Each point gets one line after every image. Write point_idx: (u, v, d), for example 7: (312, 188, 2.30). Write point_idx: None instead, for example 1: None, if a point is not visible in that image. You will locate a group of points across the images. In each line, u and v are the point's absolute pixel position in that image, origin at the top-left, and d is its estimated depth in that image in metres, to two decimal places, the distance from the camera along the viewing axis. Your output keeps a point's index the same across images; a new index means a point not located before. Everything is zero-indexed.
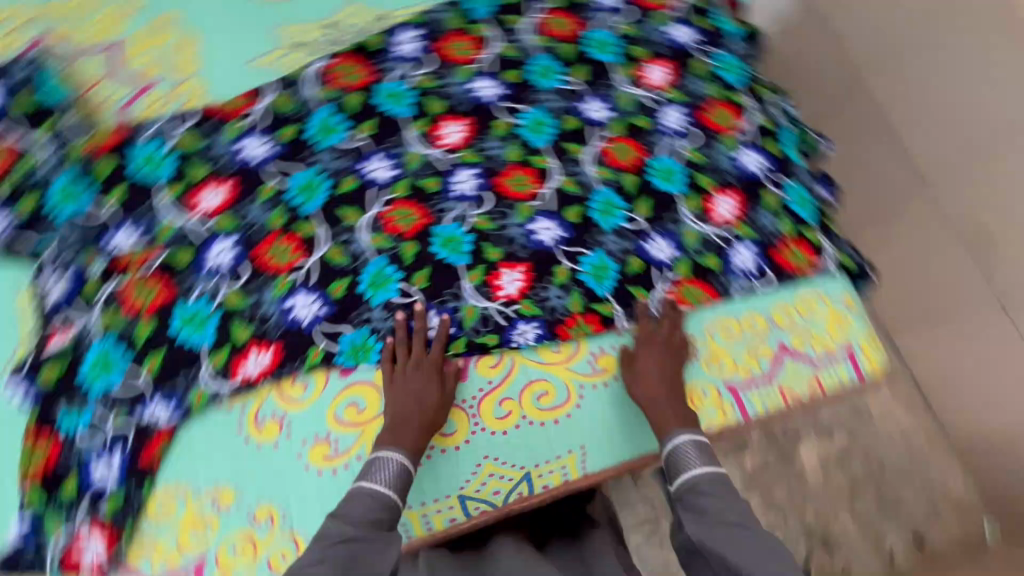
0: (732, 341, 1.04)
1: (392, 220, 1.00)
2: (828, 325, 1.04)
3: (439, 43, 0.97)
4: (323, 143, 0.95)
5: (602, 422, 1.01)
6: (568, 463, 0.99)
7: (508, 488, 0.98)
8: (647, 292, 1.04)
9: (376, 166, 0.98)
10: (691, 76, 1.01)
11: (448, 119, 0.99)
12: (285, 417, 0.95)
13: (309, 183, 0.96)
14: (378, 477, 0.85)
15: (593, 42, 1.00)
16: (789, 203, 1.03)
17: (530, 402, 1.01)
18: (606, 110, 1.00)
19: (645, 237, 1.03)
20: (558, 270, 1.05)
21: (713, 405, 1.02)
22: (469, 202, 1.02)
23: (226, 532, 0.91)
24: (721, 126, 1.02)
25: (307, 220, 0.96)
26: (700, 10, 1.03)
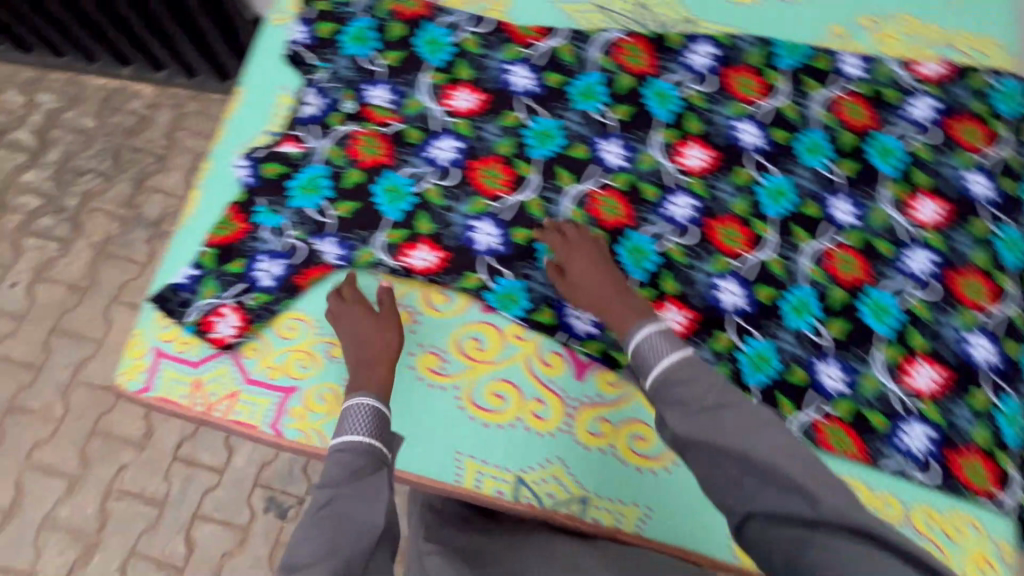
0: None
1: (599, 203, 0.99)
2: (970, 559, 0.89)
3: (727, 71, 1.05)
4: (578, 104, 1.03)
5: (688, 500, 0.91)
6: (627, 514, 0.90)
7: (563, 498, 0.90)
8: (794, 409, 0.93)
9: (611, 149, 1.02)
10: (961, 233, 1.00)
11: (698, 142, 1.02)
12: (416, 313, 0.96)
13: (547, 131, 1.02)
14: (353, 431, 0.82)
15: (877, 145, 1.03)
16: (996, 412, 0.92)
17: (624, 438, 0.93)
18: (852, 214, 1.00)
19: (823, 357, 0.94)
20: (719, 340, 0.95)
21: None
22: (673, 227, 0.99)
23: (323, 379, 0.94)
24: (968, 298, 0.97)
25: (527, 162, 1.01)
26: (1011, 172, 1.03)
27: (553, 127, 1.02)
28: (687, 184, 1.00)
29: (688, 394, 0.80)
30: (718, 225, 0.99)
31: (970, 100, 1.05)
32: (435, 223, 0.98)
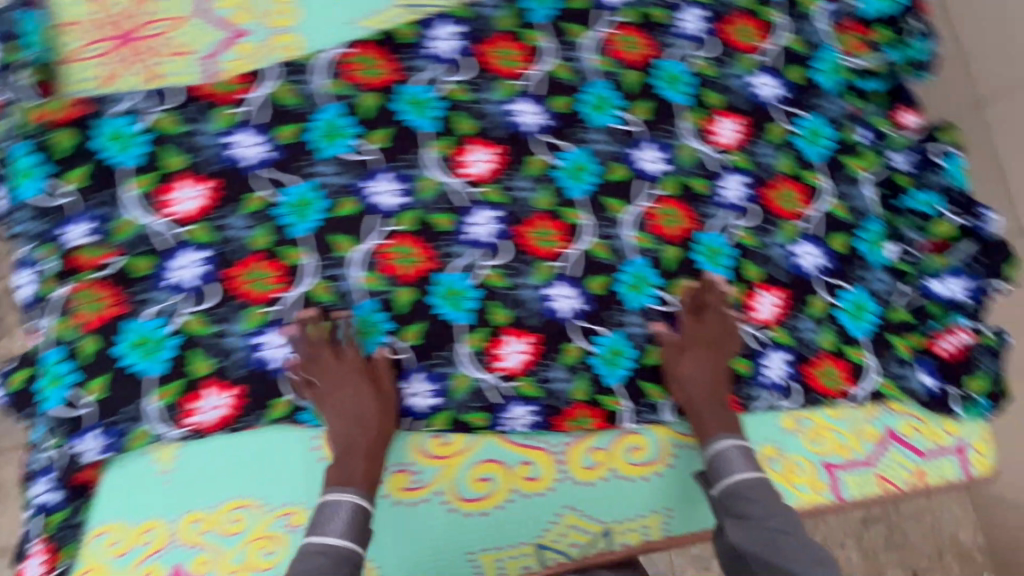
0: (791, 433, 0.92)
1: (391, 257, 0.84)
2: (858, 429, 0.93)
3: (483, 47, 0.90)
4: (326, 150, 0.85)
5: (671, 489, 0.88)
6: (650, 524, 0.87)
7: (586, 541, 0.85)
8: (775, 446, 0.92)
9: (382, 188, 0.85)
10: (763, 142, 0.96)
11: (478, 142, 0.88)
12: None
13: (303, 199, 0.84)
14: (332, 529, 0.70)
15: (663, 74, 0.95)
16: (840, 311, 0.94)
17: (621, 455, 0.87)
18: (774, 87, 0.97)
19: (765, 352, 0.92)
20: (497, 314, 0.86)
21: (807, 483, 0.91)
22: (482, 249, 0.87)
23: None
24: (785, 208, 0.96)
25: (294, 245, 0.83)
26: (792, 57, 0.98)
27: (314, 188, 0.84)
28: (484, 196, 0.88)
29: (747, 509, 0.75)
30: (656, 206, 0.92)
31: None
32: None
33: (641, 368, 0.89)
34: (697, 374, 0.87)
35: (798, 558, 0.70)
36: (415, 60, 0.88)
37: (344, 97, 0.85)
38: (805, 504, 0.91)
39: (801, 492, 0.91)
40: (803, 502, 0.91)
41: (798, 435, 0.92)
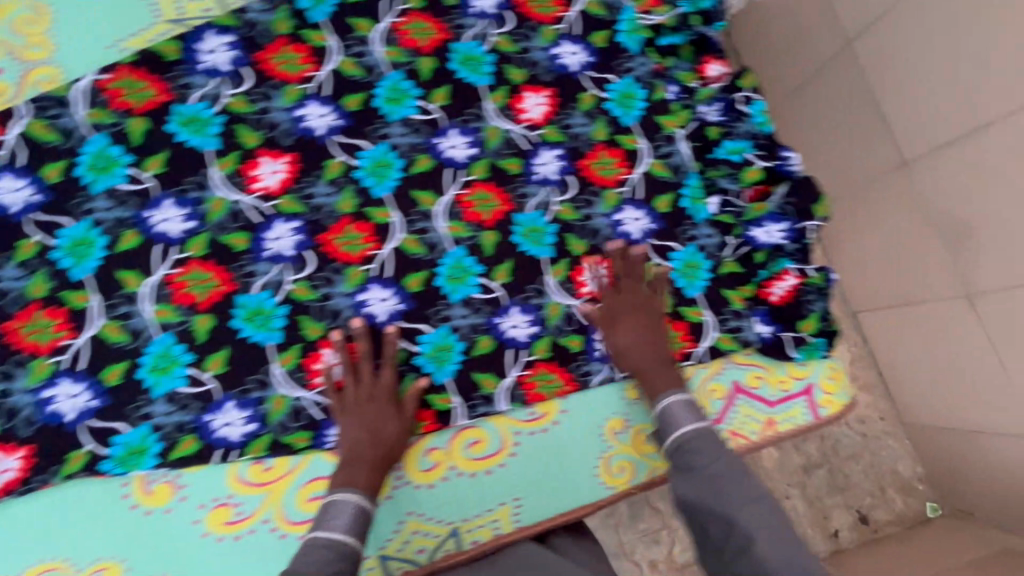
0: (638, 402, 0.90)
1: (183, 285, 0.80)
2: (702, 389, 0.91)
3: (260, 54, 0.86)
4: (99, 184, 0.80)
5: (532, 477, 0.86)
6: (500, 517, 0.84)
7: (434, 545, 0.83)
8: (622, 418, 0.89)
9: (166, 216, 0.81)
10: (573, 112, 0.94)
11: (268, 154, 0.85)
12: (179, 478, 0.78)
13: (82, 239, 0.80)
14: (337, 526, 0.71)
15: (459, 56, 0.92)
16: (672, 272, 0.93)
17: (460, 451, 0.85)
18: (578, 54, 0.96)
19: (599, 324, 0.90)
20: (309, 328, 0.83)
21: (658, 451, 0.89)
22: (285, 264, 0.83)
23: None
24: (605, 176, 0.94)
25: (79, 288, 0.79)
26: (594, 22, 0.97)
27: (92, 226, 0.80)
28: (280, 208, 0.84)
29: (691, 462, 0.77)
30: (467, 193, 0.90)
31: None
32: None
33: (473, 360, 0.87)
34: (644, 345, 0.87)
35: (735, 500, 0.72)
36: (184, 77, 0.84)
37: (110, 126, 0.81)
38: (659, 471, 0.89)
39: (655, 460, 0.89)
40: (657, 470, 0.89)
41: (645, 403, 0.90)
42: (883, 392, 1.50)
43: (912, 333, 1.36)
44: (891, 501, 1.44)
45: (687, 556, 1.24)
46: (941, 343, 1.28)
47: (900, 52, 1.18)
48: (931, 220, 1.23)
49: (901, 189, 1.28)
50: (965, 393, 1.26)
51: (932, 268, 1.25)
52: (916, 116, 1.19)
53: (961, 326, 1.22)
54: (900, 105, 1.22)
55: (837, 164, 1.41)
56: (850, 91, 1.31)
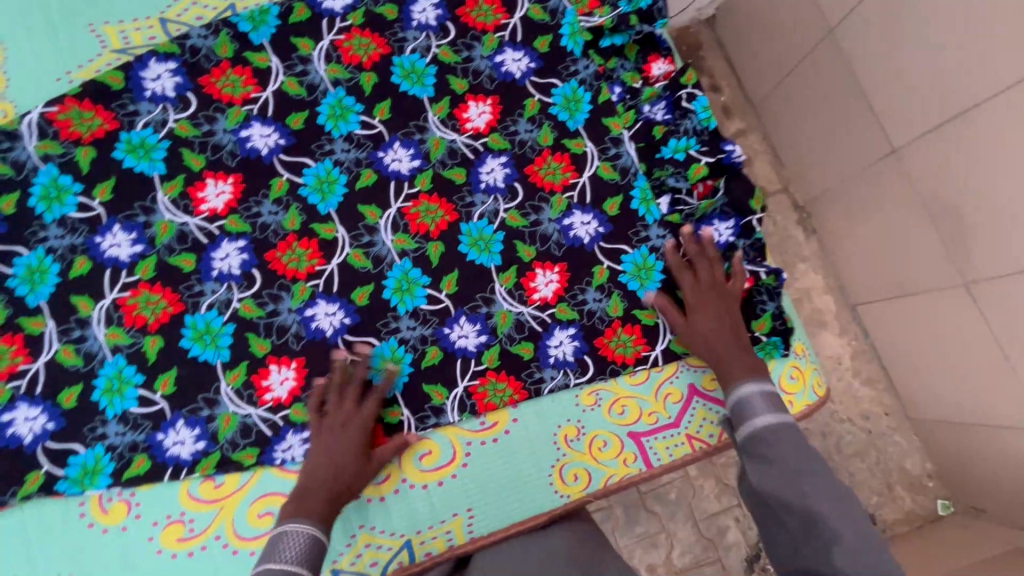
0: (591, 408, 0.89)
1: (134, 308, 0.82)
2: (657, 392, 0.91)
3: (204, 79, 0.89)
4: (51, 212, 0.83)
5: (487, 485, 0.85)
6: (453, 527, 0.83)
7: (387, 557, 0.82)
8: (576, 424, 0.88)
9: (115, 241, 0.83)
10: (518, 118, 0.94)
11: (213, 176, 0.87)
12: (134, 496, 0.79)
13: (37, 267, 0.82)
14: (287, 557, 0.70)
15: (401, 69, 0.93)
16: (623, 275, 0.93)
17: (410, 463, 0.85)
18: (520, 60, 0.95)
19: (550, 330, 0.90)
20: (256, 345, 0.84)
21: (614, 457, 0.88)
22: (232, 282, 0.85)
23: None
24: (553, 181, 0.93)
25: (35, 313, 0.81)
26: (538, 27, 0.97)
27: (44, 254, 0.82)
28: (225, 228, 0.86)
29: (768, 452, 0.76)
30: (412, 205, 0.90)
31: None
32: None
33: (422, 372, 0.86)
34: (717, 326, 0.87)
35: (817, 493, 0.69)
36: (131, 105, 0.86)
37: (61, 157, 0.84)
38: (616, 477, 0.88)
39: (610, 467, 0.88)
40: (613, 476, 0.88)
41: (598, 409, 0.89)
42: (887, 385, 1.45)
43: (910, 324, 1.32)
44: (899, 499, 1.39)
45: (687, 559, 1.24)
46: (938, 333, 1.24)
47: (879, 35, 1.14)
48: (922, 204, 1.18)
49: (893, 173, 1.23)
50: (964, 381, 1.22)
51: (924, 253, 1.21)
52: (896, 95, 1.16)
53: (962, 314, 1.17)
54: (884, 90, 1.18)
55: (828, 152, 1.37)
56: (835, 73, 1.27)
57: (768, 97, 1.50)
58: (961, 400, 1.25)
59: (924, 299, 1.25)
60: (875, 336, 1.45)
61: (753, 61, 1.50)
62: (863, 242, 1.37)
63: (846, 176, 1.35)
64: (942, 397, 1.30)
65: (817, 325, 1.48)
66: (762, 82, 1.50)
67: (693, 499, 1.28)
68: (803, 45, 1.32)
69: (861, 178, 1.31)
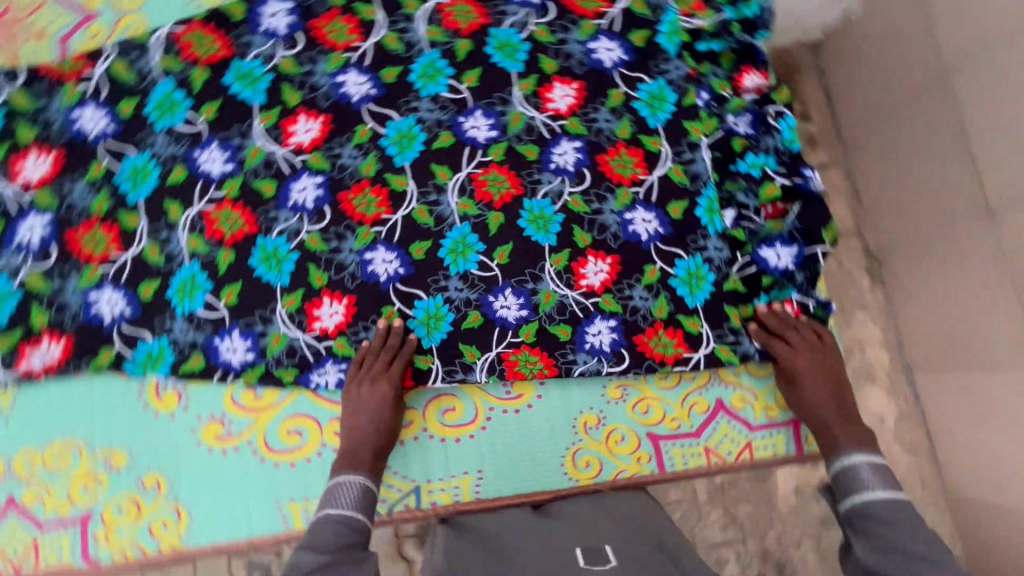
0: (616, 401, 0.90)
1: (216, 221, 0.90)
2: (684, 400, 0.91)
3: (314, 22, 0.94)
4: (161, 122, 0.91)
5: (502, 452, 0.88)
6: (460, 484, 0.87)
7: (394, 498, 0.87)
8: (598, 414, 0.90)
9: (211, 157, 0.91)
10: (600, 107, 0.95)
11: (306, 113, 0.93)
12: (185, 389, 0.87)
13: (141, 169, 0.91)
14: (344, 504, 0.75)
15: (496, 41, 0.95)
16: (674, 279, 0.92)
17: (433, 416, 0.89)
18: (613, 50, 0.96)
19: (591, 318, 0.91)
20: (315, 277, 0.89)
21: (629, 454, 0.89)
22: (304, 215, 0.91)
23: (114, 492, 0.84)
24: (622, 174, 0.94)
25: (133, 210, 0.90)
26: (638, 21, 0.97)
27: (148, 158, 0.91)
28: (307, 163, 0.92)
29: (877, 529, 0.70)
30: (481, 172, 0.93)
31: None
32: (46, 308, 0.87)
33: (460, 333, 0.89)
34: (819, 390, 0.86)
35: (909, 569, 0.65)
36: (246, 37, 0.93)
37: (178, 74, 0.91)
38: (626, 473, 0.88)
39: (623, 462, 0.89)
40: (624, 471, 0.89)
41: (622, 404, 0.90)
42: (930, 457, 1.37)
43: (969, 398, 1.24)
44: None
45: None
46: (997, 412, 1.17)
47: (999, 83, 1.07)
48: (1010, 272, 1.11)
49: (983, 235, 1.16)
50: (1016, 468, 1.15)
51: (1001, 325, 1.14)
52: (1005, 152, 1.09)
53: None
54: (994, 144, 1.11)
55: (916, 202, 1.31)
56: (941, 118, 1.20)
57: (860, 131, 1.43)
58: (1009, 487, 1.17)
59: (990, 372, 1.18)
60: (926, 402, 1.38)
61: (853, 94, 1.43)
62: (935, 302, 1.30)
63: (928, 229, 1.28)
64: (988, 481, 1.22)
65: (864, 379, 1.41)
66: (857, 115, 1.43)
67: (696, 525, 1.26)
68: (912, 82, 1.25)
69: (946, 235, 1.24)
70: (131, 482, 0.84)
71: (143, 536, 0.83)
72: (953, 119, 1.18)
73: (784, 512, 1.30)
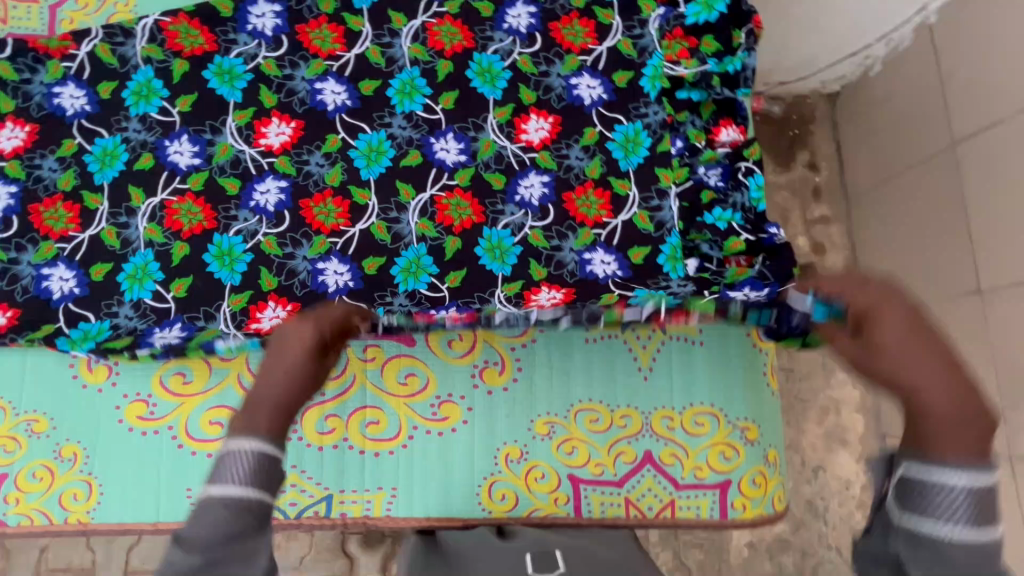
0: (541, 438, 0.88)
1: (175, 213, 0.90)
2: (610, 446, 0.87)
3: (299, 28, 0.95)
4: (137, 109, 0.92)
5: (421, 473, 0.88)
6: (373, 499, 0.87)
7: (305, 503, 0.87)
8: (522, 450, 0.88)
9: (179, 149, 0.92)
10: (573, 144, 0.94)
11: (279, 117, 0.93)
12: (116, 365, 0.88)
13: (110, 151, 0.91)
14: (230, 480, 0.57)
15: (478, 67, 0.95)
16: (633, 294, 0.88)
17: (356, 426, 0.88)
18: (594, 89, 0.95)
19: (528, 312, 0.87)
20: (264, 280, 0.89)
21: (547, 492, 0.87)
22: (264, 217, 0.91)
23: (30, 458, 0.86)
24: (585, 215, 0.92)
25: (97, 192, 0.91)
26: (625, 63, 0.96)
27: (117, 142, 0.92)
28: (274, 166, 0.92)
29: None
30: (444, 196, 0.92)
31: None
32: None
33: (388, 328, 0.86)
34: (903, 340, 0.63)
35: None
36: (232, 35, 0.94)
37: (158, 65, 0.92)
38: (540, 511, 0.87)
39: (540, 500, 0.87)
40: (538, 509, 0.87)
41: (548, 441, 0.88)
42: None
43: None
44: None
45: None
46: None
47: (1002, 163, 1.05)
48: (992, 357, 1.08)
49: (970, 315, 1.13)
50: None
51: None
52: (999, 234, 1.06)
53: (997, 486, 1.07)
54: (992, 223, 1.08)
55: (908, 270, 1.27)
56: (943, 190, 1.17)
57: (866, 191, 1.39)
58: None
59: None
60: None
61: (859, 153, 1.40)
62: None
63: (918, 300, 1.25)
64: None
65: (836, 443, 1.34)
66: (866, 174, 1.39)
67: None
68: (921, 150, 1.22)
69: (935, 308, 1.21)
70: (46, 451, 0.86)
71: (53, 505, 0.85)
72: (954, 193, 1.15)
73: (735, 565, 1.28)
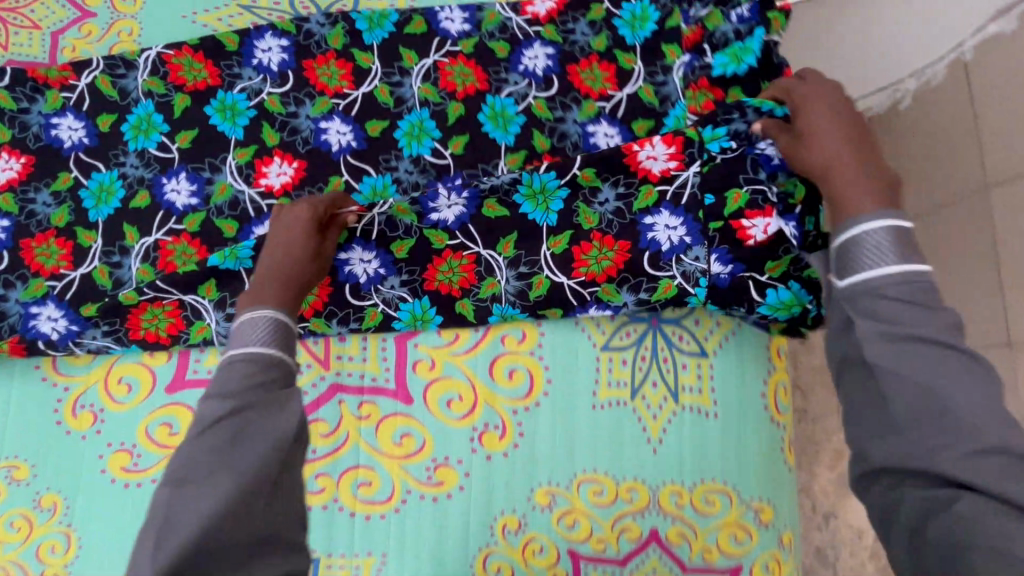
0: (541, 509, 0.83)
1: (170, 253, 0.87)
2: (614, 521, 0.82)
3: (306, 64, 0.91)
4: (135, 144, 0.89)
5: (413, 541, 0.83)
6: (361, 565, 0.83)
7: None
8: (520, 521, 0.83)
9: (176, 188, 0.88)
10: None
11: (281, 156, 0.89)
12: (101, 412, 0.84)
13: (106, 187, 0.88)
14: (252, 340, 0.66)
15: (491, 111, 0.91)
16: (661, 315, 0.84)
17: (348, 487, 0.84)
18: (612, 137, 0.90)
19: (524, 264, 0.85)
20: None
21: (545, 567, 0.82)
22: None
23: (10, 506, 0.83)
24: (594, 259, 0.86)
25: (90, 229, 0.87)
26: (646, 112, 0.91)
27: (113, 178, 0.88)
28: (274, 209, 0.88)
29: None
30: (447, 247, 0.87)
31: (593, 40, 0.93)
32: None
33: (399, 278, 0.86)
34: (824, 115, 0.67)
35: None
36: (235, 69, 0.90)
37: (159, 99, 0.89)
38: None
39: None
40: None
41: (549, 512, 0.83)
42: None
43: None
44: None
45: None
46: None
47: None
48: None
49: None
50: None
51: None
52: None
53: None
54: None
55: None
56: None
57: None
58: None
59: None
60: None
61: None
62: None
63: None
64: None
65: None
66: None
67: None
68: None
69: None
70: (26, 500, 0.83)
71: (29, 558, 0.81)
72: None
73: None
